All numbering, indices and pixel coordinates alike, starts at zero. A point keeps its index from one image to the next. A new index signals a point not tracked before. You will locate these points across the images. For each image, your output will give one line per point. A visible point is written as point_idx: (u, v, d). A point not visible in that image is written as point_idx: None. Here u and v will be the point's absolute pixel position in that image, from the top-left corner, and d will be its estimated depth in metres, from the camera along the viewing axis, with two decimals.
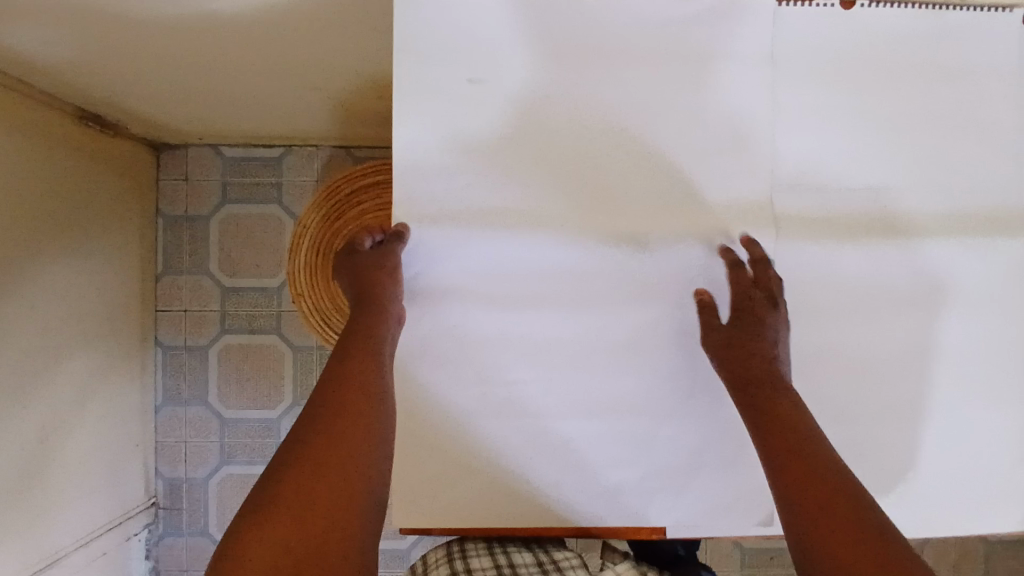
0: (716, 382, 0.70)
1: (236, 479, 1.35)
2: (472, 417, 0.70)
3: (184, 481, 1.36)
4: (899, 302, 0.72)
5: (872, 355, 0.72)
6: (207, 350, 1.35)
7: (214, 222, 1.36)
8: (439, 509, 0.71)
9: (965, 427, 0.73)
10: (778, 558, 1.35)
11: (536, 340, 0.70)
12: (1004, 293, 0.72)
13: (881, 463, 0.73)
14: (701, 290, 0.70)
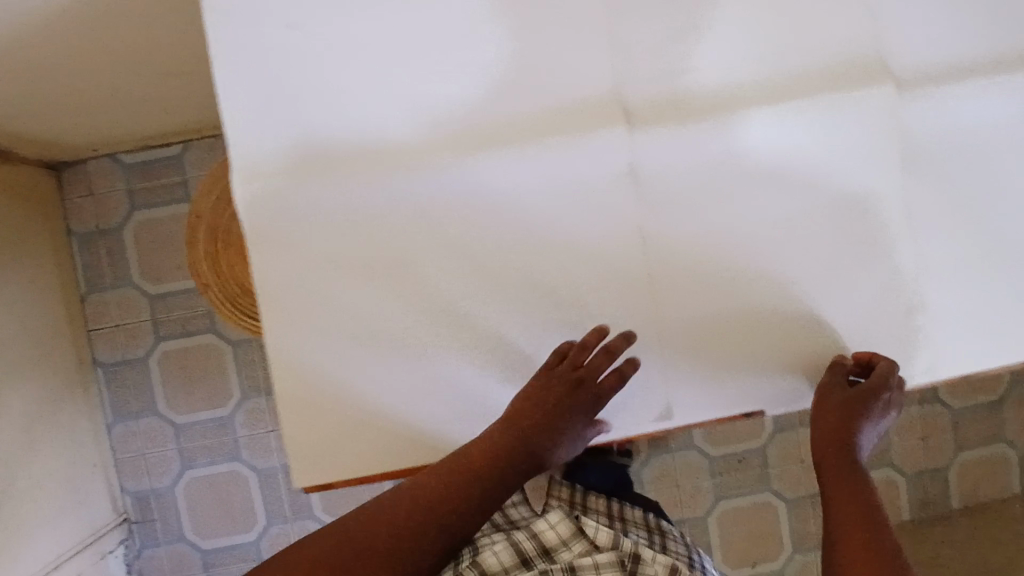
0: (596, 286, 0.68)
1: (201, 482, 1.34)
2: (354, 365, 0.69)
3: (151, 494, 1.35)
4: (776, 174, 0.67)
5: (754, 235, 0.68)
6: (147, 361, 1.33)
7: (128, 231, 1.33)
8: (337, 460, 0.69)
9: (863, 291, 0.70)
10: (746, 461, 1.37)
11: (406, 277, 0.68)
12: (884, 144, 0.67)
13: (780, 340, 0.70)
14: (563, 198, 0.67)
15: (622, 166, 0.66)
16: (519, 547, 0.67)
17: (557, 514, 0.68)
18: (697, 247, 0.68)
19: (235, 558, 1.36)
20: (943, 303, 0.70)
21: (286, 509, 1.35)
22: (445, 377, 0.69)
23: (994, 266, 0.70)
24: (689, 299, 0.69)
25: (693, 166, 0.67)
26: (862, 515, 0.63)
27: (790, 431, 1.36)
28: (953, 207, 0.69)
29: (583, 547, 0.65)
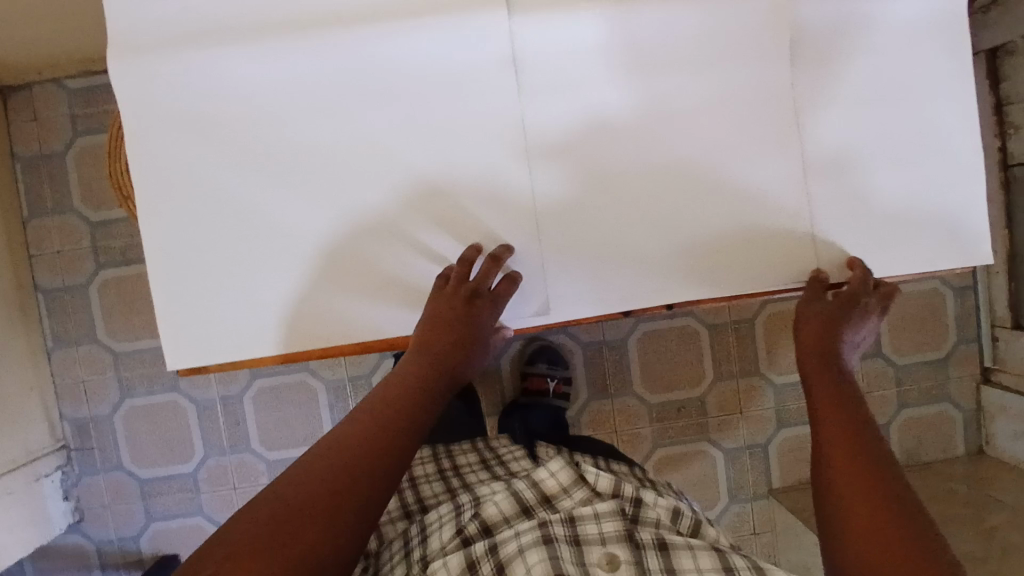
0: (471, 175, 0.73)
1: (139, 410, 1.34)
2: (246, 239, 0.74)
3: (89, 420, 1.36)
4: (645, 63, 0.72)
5: (625, 119, 0.72)
6: (86, 288, 1.34)
7: (70, 157, 1.33)
8: (238, 341, 0.75)
9: (736, 177, 0.73)
10: (685, 409, 1.37)
11: (297, 155, 0.74)
12: (750, 33, 0.71)
13: (649, 230, 0.73)
14: (443, 80, 0.72)
15: (502, 54, 0.71)
16: (526, 496, 0.88)
17: (558, 467, 0.90)
18: (569, 131, 0.72)
19: (172, 488, 1.36)
20: (825, 202, 0.73)
21: (223, 441, 1.34)
22: (332, 255, 0.74)
23: (862, 164, 0.73)
24: (562, 184, 0.73)
25: (570, 52, 0.71)
26: (850, 417, 0.66)
27: (729, 380, 1.36)
28: (849, 99, 0.73)
29: (584, 494, 0.87)
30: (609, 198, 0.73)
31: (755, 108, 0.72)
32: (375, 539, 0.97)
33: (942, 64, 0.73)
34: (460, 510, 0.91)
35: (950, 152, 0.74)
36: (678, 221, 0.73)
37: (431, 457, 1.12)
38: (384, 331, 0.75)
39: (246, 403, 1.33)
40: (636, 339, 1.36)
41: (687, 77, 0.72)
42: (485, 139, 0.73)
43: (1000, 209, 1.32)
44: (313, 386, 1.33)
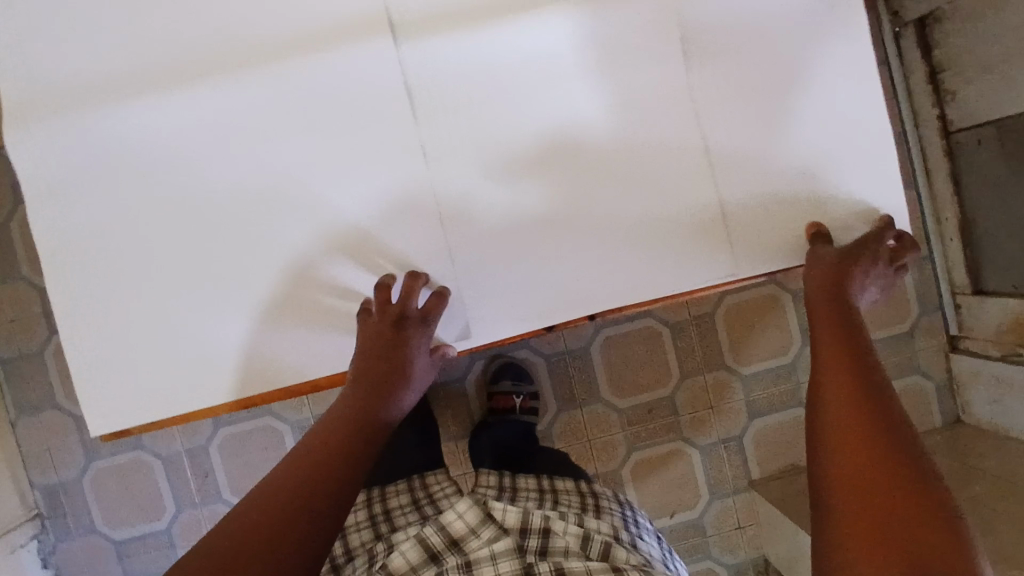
0: (377, 206, 0.73)
1: (108, 470, 1.33)
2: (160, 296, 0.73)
3: (59, 486, 1.34)
4: (539, 79, 0.72)
5: (523, 135, 0.73)
6: (43, 353, 1.33)
7: (13, 224, 1.32)
8: (164, 400, 0.74)
9: (639, 183, 0.74)
10: (656, 410, 1.35)
11: (200, 203, 0.73)
12: (635, 41, 0.73)
13: (559, 244, 0.74)
14: (339, 109, 0.72)
15: (397, 88, 0.72)
16: (431, 542, 0.79)
17: (465, 506, 0.81)
18: (469, 153, 0.73)
19: (148, 547, 1.34)
20: (733, 195, 0.75)
21: (194, 495, 1.33)
22: (246, 302, 0.74)
23: (757, 157, 0.75)
24: (467, 206, 0.73)
25: (462, 74, 0.72)
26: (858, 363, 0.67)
27: (697, 376, 1.35)
28: (744, 91, 0.75)
29: (491, 532, 0.78)
30: (519, 214, 0.73)
31: (651, 113, 0.74)
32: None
33: (826, 51, 0.75)
34: (374, 561, 0.85)
35: (847, 134, 0.76)
36: (590, 229, 0.74)
37: (364, 503, 1.04)
38: (310, 373, 0.75)
39: (213, 453, 1.33)
40: (596, 346, 1.35)
41: (580, 88, 0.73)
42: (389, 173, 0.73)
43: (947, 176, 1.31)
44: (279, 428, 1.32)
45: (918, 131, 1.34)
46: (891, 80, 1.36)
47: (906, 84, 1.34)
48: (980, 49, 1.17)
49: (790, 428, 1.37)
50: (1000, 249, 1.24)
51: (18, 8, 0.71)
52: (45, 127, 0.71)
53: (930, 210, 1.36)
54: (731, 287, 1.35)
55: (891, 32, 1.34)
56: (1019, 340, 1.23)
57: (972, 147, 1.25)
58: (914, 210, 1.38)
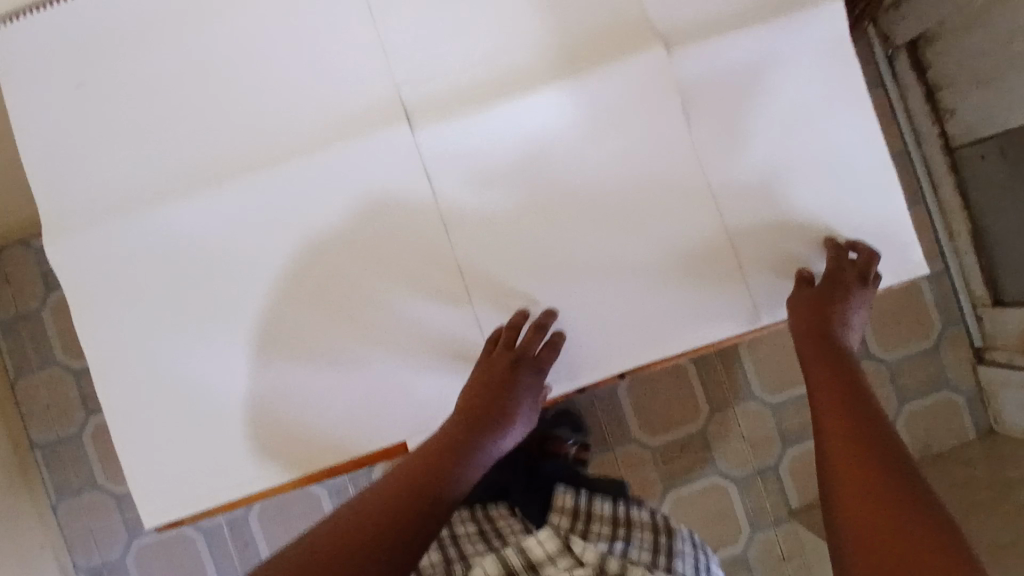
0: (402, 283, 0.72)
1: (151, 546, 1.34)
2: (195, 386, 0.73)
3: (104, 566, 1.35)
4: (552, 146, 0.70)
5: (542, 203, 0.71)
6: (81, 436, 1.35)
7: (47, 313, 1.36)
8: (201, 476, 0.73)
9: (667, 239, 0.71)
10: (688, 446, 1.36)
11: (230, 292, 0.72)
12: (652, 98, 0.69)
13: (589, 306, 0.72)
14: (359, 194, 0.71)
15: (414, 169, 0.70)
16: (509, 563, 0.73)
17: (546, 532, 0.74)
18: (490, 226, 0.71)
19: None
20: (750, 242, 0.71)
21: (237, 565, 1.34)
22: (278, 388, 0.73)
23: (790, 203, 0.72)
24: (491, 278, 0.72)
25: (475, 149, 0.70)
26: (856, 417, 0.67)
27: (726, 409, 1.35)
28: (757, 139, 0.71)
29: (568, 564, 0.71)
30: (535, 279, 0.72)
31: (661, 167, 0.71)
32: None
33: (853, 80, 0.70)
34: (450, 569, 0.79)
35: (873, 170, 0.71)
36: (606, 290, 0.71)
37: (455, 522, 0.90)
38: (336, 451, 0.73)
39: (252, 521, 1.34)
40: (623, 386, 1.35)
41: (586, 149, 0.70)
42: (404, 253, 0.72)
43: (955, 190, 1.33)
44: (314, 491, 1.34)
45: (921, 148, 1.37)
46: (891, 99, 1.39)
47: (905, 103, 1.37)
48: (974, 65, 1.19)
49: None
50: (1012, 259, 1.26)
51: (42, 112, 0.73)
52: (72, 231, 0.71)
53: (941, 223, 1.38)
54: None
55: (884, 54, 1.37)
56: None
57: (976, 162, 1.27)
58: (924, 225, 1.40)
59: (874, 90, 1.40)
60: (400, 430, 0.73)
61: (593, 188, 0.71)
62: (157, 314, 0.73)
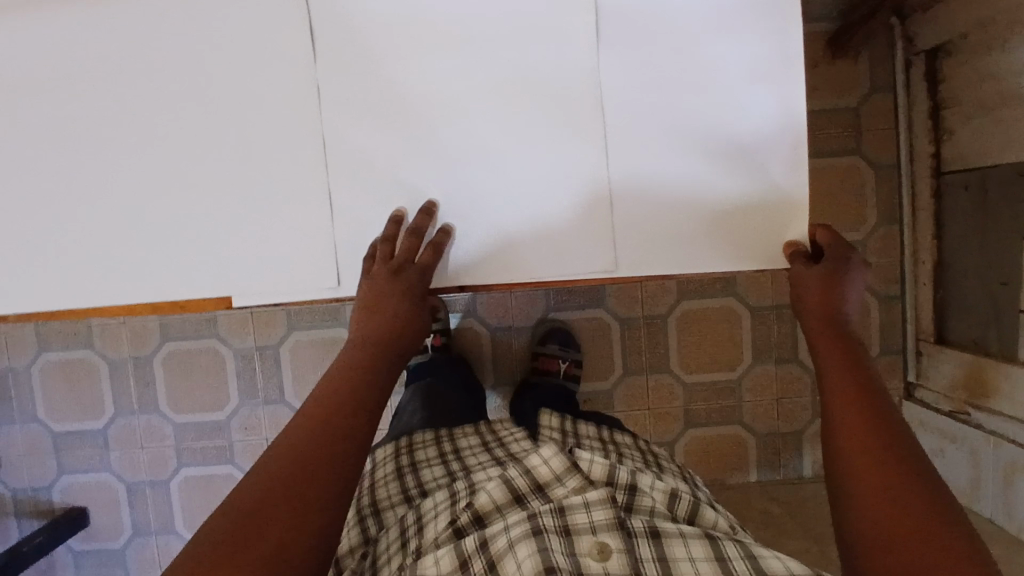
0: (265, 142, 0.70)
1: (55, 365, 1.37)
2: (39, 198, 0.72)
3: (9, 372, 1.38)
4: (447, 35, 0.68)
5: (425, 92, 0.68)
6: None
7: None
8: (25, 286, 0.72)
9: (543, 160, 0.68)
10: (592, 401, 1.35)
11: (91, 113, 0.71)
12: (560, 15, 0.67)
13: (450, 208, 0.70)
14: (243, 41, 0.69)
15: (302, 28, 0.68)
16: (516, 484, 0.80)
17: (551, 451, 0.81)
18: (369, 103, 0.69)
19: (83, 444, 1.39)
20: (630, 189, 0.69)
21: (133, 403, 1.37)
22: (117, 219, 0.71)
23: (679, 157, 0.68)
24: (358, 157, 0.69)
25: (370, 22, 0.68)
26: (874, 404, 0.61)
27: (639, 375, 1.34)
28: (664, 87, 0.68)
29: (577, 482, 0.79)
30: (402, 175, 0.69)
31: (555, 86, 0.68)
32: (374, 520, 0.94)
33: (770, 50, 0.67)
34: (453, 497, 0.85)
35: (773, 145, 0.68)
36: (472, 203, 0.69)
37: (432, 440, 1.08)
38: (156, 296, 0.72)
39: (156, 366, 1.36)
40: (542, 325, 1.35)
41: (480, 48, 0.68)
42: (277, 116, 0.69)
43: (931, 217, 1.26)
44: (222, 353, 1.35)
45: (912, 167, 1.29)
46: (897, 106, 1.30)
47: (908, 115, 1.28)
48: (981, 89, 1.10)
49: (721, 443, 1.35)
50: (965, 302, 1.21)
51: None
52: None
53: (908, 248, 1.31)
54: (691, 293, 1.31)
55: (903, 60, 1.27)
56: (967, 397, 1.19)
57: (959, 192, 1.20)
58: (890, 246, 1.34)
59: (881, 93, 1.31)
60: (227, 289, 0.71)
61: (482, 97, 0.68)
62: (17, 119, 0.72)
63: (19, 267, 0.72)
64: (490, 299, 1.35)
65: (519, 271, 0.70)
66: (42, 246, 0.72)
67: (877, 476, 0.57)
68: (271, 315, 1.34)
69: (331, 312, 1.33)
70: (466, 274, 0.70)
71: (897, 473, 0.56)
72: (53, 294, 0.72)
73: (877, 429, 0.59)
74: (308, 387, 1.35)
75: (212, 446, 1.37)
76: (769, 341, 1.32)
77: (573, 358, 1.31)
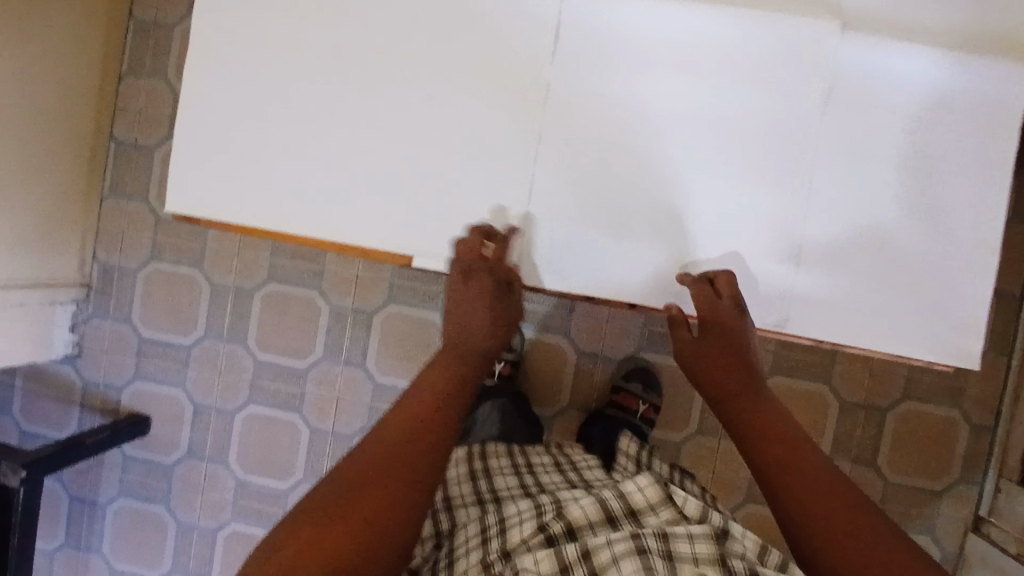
0: (478, 118, 0.71)
1: (163, 275, 1.42)
2: (250, 116, 0.73)
3: (116, 270, 1.44)
4: (683, 61, 0.68)
5: (643, 109, 0.69)
6: (153, 151, 1.42)
7: (178, 32, 1.41)
8: (213, 196, 0.74)
9: (740, 204, 0.68)
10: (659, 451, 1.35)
11: (321, 49, 0.72)
12: (797, 70, 0.67)
13: (634, 227, 0.70)
14: (486, 19, 0.70)
15: (546, 20, 0.69)
16: (610, 506, 0.87)
17: (647, 481, 0.88)
18: (586, 107, 0.69)
19: (165, 356, 1.43)
20: (822, 253, 0.68)
21: (223, 330, 1.41)
22: (319, 154, 0.73)
23: (878, 233, 0.67)
24: (563, 155, 0.70)
25: (610, 30, 0.68)
26: (793, 438, 0.74)
27: (712, 437, 1.34)
28: (878, 163, 0.67)
29: (669, 514, 0.85)
30: (600, 183, 0.70)
31: (773, 134, 0.68)
32: (446, 514, 1.06)
33: (989, 153, 0.67)
34: (541, 509, 0.92)
35: (970, 243, 0.67)
36: (660, 227, 0.69)
37: (504, 453, 1.19)
38: (339, 236, 0.73)
39: (254, 301, 1.40)
40: (627, 362, 1.35)
41: (709, 82, 0.68)
42: (500, 96, 0.70)
43: None
44: (321, 306, 1.40)
45: None
46: None
47: None
48: None
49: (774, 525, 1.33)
50: None
51: None
52: None
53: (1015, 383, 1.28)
54: (784, 369, 1.31)
55: None
56: None
57: None
58: (996, 376, 1.31)
59: None
60: (407, 248, 0.73)
61: (698, 128, 0.68)
62: (249, 35, 0.73)
63: (215, 175, 0.74)
64: (585, 325, 1.36)
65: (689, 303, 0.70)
66: (240, 161, 0.74)
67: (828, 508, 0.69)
68: (374, 282, 1.39)
69: (431, 294, 1.38)
70: (634, 293, 0.70)
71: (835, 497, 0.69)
72: (239, 208, 0.74)
73: (803, 455, 0.72)
74: (390, 359, 1.39)
75: (285, 391, 1.41)
76: (850, 439, 1.32)
77: (652, 402, 1.31)
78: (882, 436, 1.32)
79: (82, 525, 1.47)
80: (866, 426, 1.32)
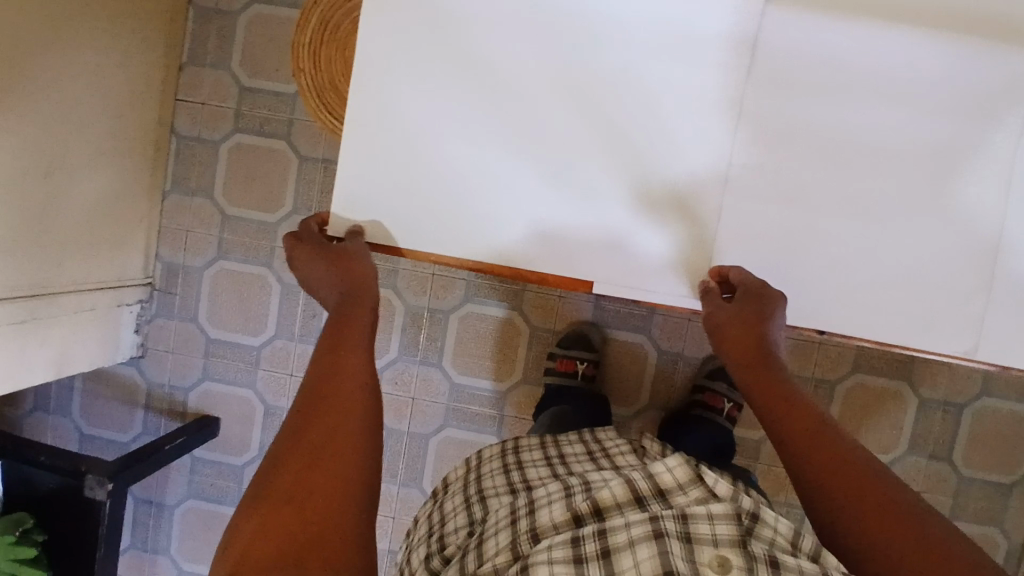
0: (664, 141, 0.73)
1: (230, 273, 1.38)
2: (433, 139, 0.75)
3: (181, 268, 1.40)
4: (875, 88, 0.71)
5: (834, 132, 0.72)
6: (218, 145, 1.37)
7: (243, 18, 1.33)
8: (393, 220, 0.76)
9: (920, 227, 0.72)
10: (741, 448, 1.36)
11: (506, 72, 0.73)
12: (987, 98, 0.70)
13: (811, 252, 0.73)
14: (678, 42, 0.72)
15: (743, 40, 0.71)
16: (636, 486, 0.69)
17: (677, 458, 0.68)
18: (777, 131, 0.72)
19: (234, 356, 1.40)
20: (999, 275, 0.72)
21: (295, 330, 1.38)
22: (501, 176, 0.74)
23: None
24: (751, 176, 0.73)
25: (809, 57, 0.71)
26: (814, 419, 0.68)
27: None
28: None
29: (703, 493, 0.66)
30: (787, 205, 0.73)
31: (959, 155, 0.71)
32: (480, 506, 0.89)
33: None
34: (570, 488, 0.75)
35: None
36: (842, 250, 0.73)
37: (538, 445, 1.03)
38: (519, 260, 0.75)
39: None
40: (709, 361, 1.34)
41: (897, 107, 0.71)
42: (689, 118, 0.72)
43: None
44: (397, 306, 1.37)
45: None
46: None
47: None
48: None
49: None
50: None
51: None
52: None
53: None
54: (866, 367, 1.33)
55: None
56: None
57: None
58: None
59: None
60: (590, 273, 0.75)
61: (886, 151, 0.72)
62: (429, 59, 0.74)
63: (397, 197, 0.76)
64: (667, 324, 1.35)
65: (868, 323, 0.73)
66: (420, 184, 0.75)
67: (866, 501, 0.62)
68: (451, 282, 1.36)
69: (511, 293, 1.36)
70: (813, 312, 0.73)
71: (869, 485, 0.63)
72: (417, 231, 0.76)
73: (825, 437, 0.66)
74: (468, 359, 1.38)
75: None
76: (928, 435, 1.34)
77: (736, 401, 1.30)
78: (959, 432, 1.34)
79: (149, 526, 1.46)
80: (943, 422, 1.34)
